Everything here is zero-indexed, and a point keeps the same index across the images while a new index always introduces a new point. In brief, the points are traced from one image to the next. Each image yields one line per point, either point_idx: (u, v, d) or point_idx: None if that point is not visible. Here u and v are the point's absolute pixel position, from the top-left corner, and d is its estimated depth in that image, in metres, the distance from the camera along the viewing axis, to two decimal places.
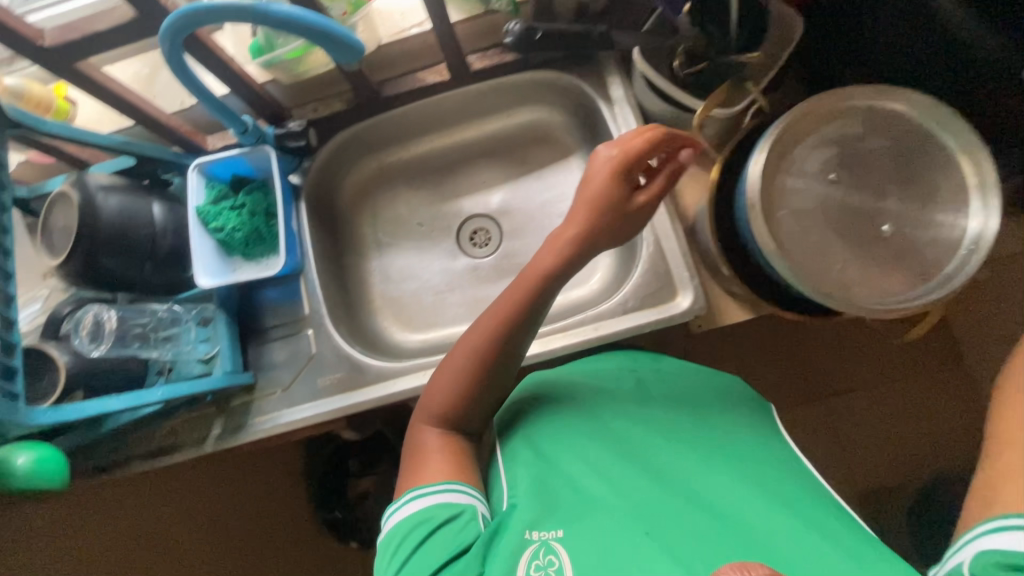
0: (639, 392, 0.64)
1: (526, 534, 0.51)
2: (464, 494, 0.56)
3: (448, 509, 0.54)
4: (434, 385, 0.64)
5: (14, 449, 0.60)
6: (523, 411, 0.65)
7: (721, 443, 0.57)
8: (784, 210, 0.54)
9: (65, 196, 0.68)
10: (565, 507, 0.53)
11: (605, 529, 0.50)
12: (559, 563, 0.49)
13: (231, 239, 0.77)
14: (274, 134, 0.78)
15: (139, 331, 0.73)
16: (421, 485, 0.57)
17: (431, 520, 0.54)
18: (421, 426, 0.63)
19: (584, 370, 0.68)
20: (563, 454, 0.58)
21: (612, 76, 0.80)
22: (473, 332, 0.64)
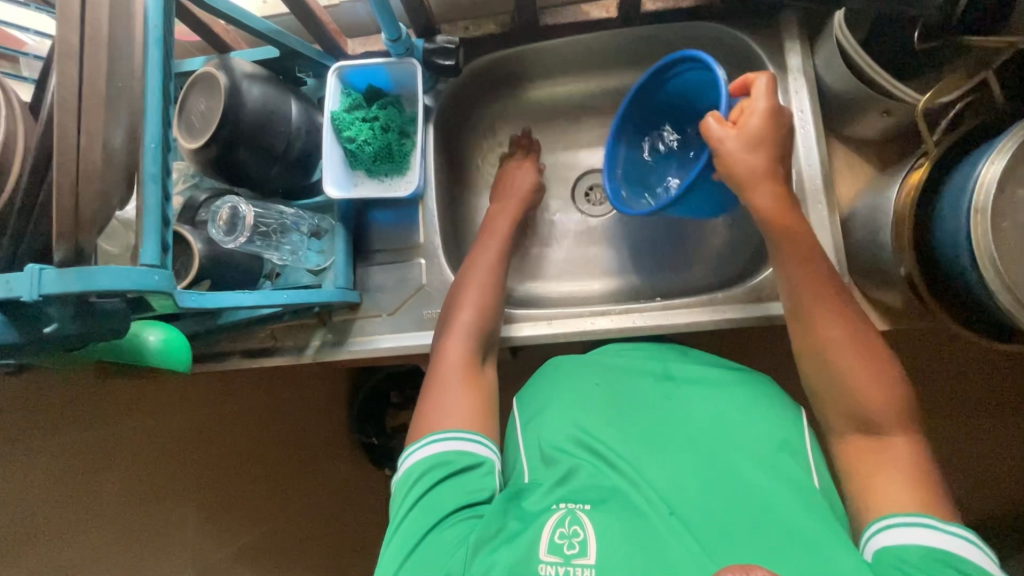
0: (662, 387, 0.65)
1: (554, 505, 0.53)
2: (471, 442, 0.59)
3: (467, 456, 0.58)
4: (456, 303, 0.70)
5: (144, 325, 0.56)
6: (549, 387, 0.68)
7: (735, 446, 0.57)
8: (1008, 222, 0.49)
9: (209, 78, 0.64)
10: (588, 491, 0.54)
11: (626, 514, 0.51)
12: (583, 535, 0.49)
13: (360, 152, 0.74)
14: (422, 48, 0.76)
15: (264, 230, 0.70)
16: (437, 431, 0.60)
17: (448, 465, 0.57)
18: (446, 339, 0.68)
19: (604, 373, 0.67)
20: (594, 429, 0.60)
21: (792, 43, 0.73)
22: (486, 261, 0.74)
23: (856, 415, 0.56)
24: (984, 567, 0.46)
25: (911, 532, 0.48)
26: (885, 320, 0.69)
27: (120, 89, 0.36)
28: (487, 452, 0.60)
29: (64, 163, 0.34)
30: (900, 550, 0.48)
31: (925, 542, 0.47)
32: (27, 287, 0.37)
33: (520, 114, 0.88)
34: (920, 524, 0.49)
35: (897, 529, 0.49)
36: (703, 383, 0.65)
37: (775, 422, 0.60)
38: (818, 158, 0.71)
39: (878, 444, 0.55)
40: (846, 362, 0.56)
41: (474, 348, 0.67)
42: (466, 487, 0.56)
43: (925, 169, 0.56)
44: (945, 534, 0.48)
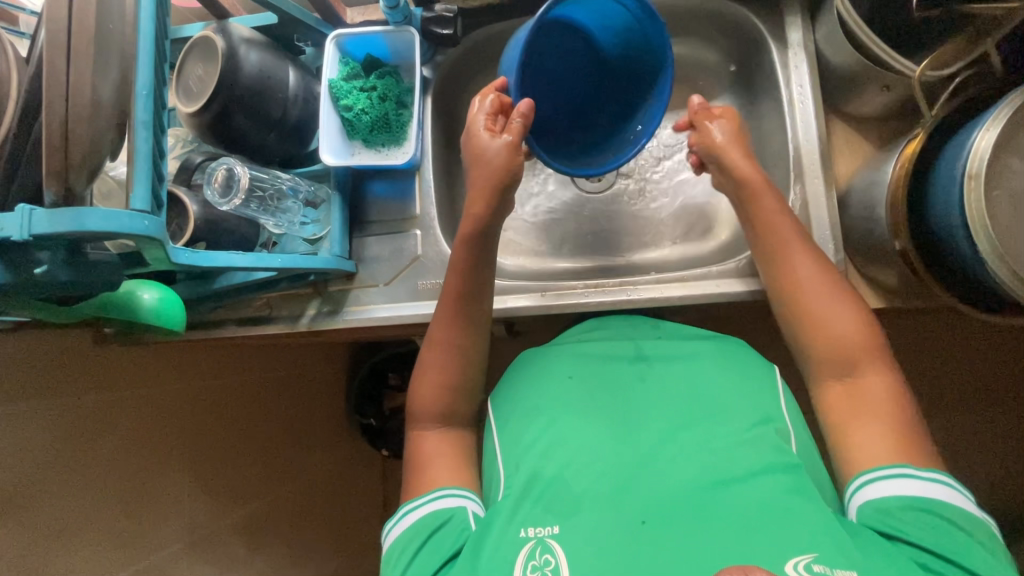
0: (638, 372, 0.66)
1: (522, 533, 0.51)
2: (426, 503, 0.58)
3: (434, 516, 0.57)
4: (427, 360, 0.68)
5: (139, 284, 0.57)
6: (527, 376, 0.68)
7: (711, 426, 0.58)
8: (1000, 190, 0.49)
9: (206, 41, 0.65)
10: (559, 503, 0.53)
11: (596, 522, 0.50)
12: (555, 563, 0.48)
13: (358, 121, 0.74)
14: (420, 18, 0.76)
15: (261, 194, 0.71)
16: (404, 507, 0.60)
17: (418, 533, 0.56)
18: (419, 393, 0.67)
19: (575, 365, 0.67)
20: (565, 436, 0.59)
21: (793, 17, 0.72)
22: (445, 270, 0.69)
23: (833, 361, 0.58)
24: (961, 504, 0.50)
25: (903, 487, 0.50)
26: (880, 298, 0.69)
27: (110, 33, 0.36)
28: (461, 500, 0.59)
29: (53, 103, 0.35)
30: (886, 502, 0.50)
31: (911, 494, 0.50)
32: (17, 226, 0.38)
33: None
34: (902, 476, 0.51)
35: (881, 482, 0.51)
36: (683, 361, 0.66)
37: (757, 395, 0.61)
38: (815, 135, 0.70)
39: (847, 385, 0.58)
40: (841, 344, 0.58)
41: (444, 398, 0.66)
42: (445, 540, 0.55)
43: (920, 140, 0.55)
44: (924, 483, 0.51)
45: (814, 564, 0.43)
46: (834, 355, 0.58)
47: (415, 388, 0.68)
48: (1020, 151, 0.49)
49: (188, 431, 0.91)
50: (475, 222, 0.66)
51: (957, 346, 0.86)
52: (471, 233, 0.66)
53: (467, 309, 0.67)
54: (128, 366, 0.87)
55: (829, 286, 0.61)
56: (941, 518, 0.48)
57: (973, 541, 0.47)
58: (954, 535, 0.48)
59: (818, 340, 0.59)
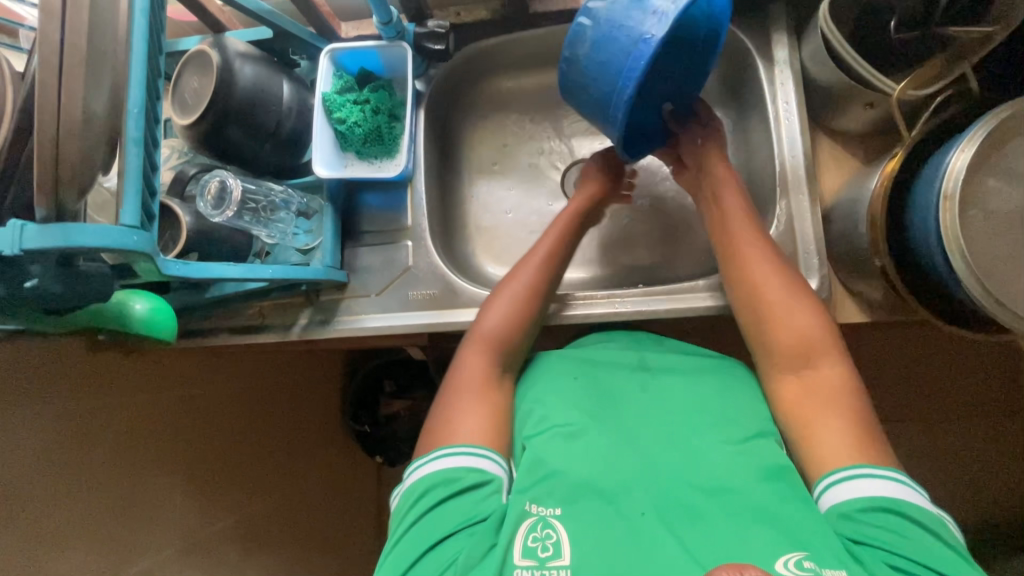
0: (641, 373, 0.67)
1: (527, 507, 0.53)
2: (450, 456, 0.57)
3: (456, 472, 0.56)
4: (491, 307, 0.69)
5: (130, 294, 0.58)
6: (532, 373, 0.69)
7: (709, 431, 0.59)
8: (976, 209, 0.50)
9: (201, 55, 0.66)
10: (562, 487, 0.54)
11: (595, 514, 0.52)
12: (555, 537, 0.51)
13: (351, 133, 0.76)
14: (413, 33, 0.77)
15: (253, 206, 0.72)
16: (430, 455, 0.58)
17: (439, 488, 0.55)
18: (467, 352, 0.67)
19: (581, 363, 0.68)
20: (570, 426, 0.60)
21: (779, 35, 0.74)
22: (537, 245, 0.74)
23: (796, 348, 0.59)
24: (919, 501, 0.51)
25: (864, 487, 0.51)
26: (864, 312, 0.70)
27: (102, 53, 0.38)
28: (491, 467, 0.57)
29: (45, 121, 0.36)
30: (848, 505, 0.50)
31: (872, 495, 0.50)
32: (8, 241, 0.39)
33: (512, 101, 0.89)
34: (864, 476, 0.52)
35: (841, 485, 0.52)
36: (682, 370, 0.67)
37: (751, 404, 0.62)
38: (801, 151, 0.71)
39: (811, 383, 0.58)
40: (823, 359, 0.58)
41: (494, 360, 0.67)
42: (464, 508, 0.54)
43: (900, 159, 0.56)
44: (883, 481, 0.51)
45: (804, 564, 0.46)
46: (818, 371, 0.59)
47: (469, 344, 0.67)
48: (995, 171, 0.50)
49: (189, 433, 0.92)
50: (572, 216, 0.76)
51: (942, 359, 0.87)
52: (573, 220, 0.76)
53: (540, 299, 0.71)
54: (123, 371, 0.88)
55: (792, 289, 0.62)
56: (903, 514, 0.49)
57: (931, 538, 0.48)
58: (916, 535, 0.48)
59: (799, 356, 0.60)
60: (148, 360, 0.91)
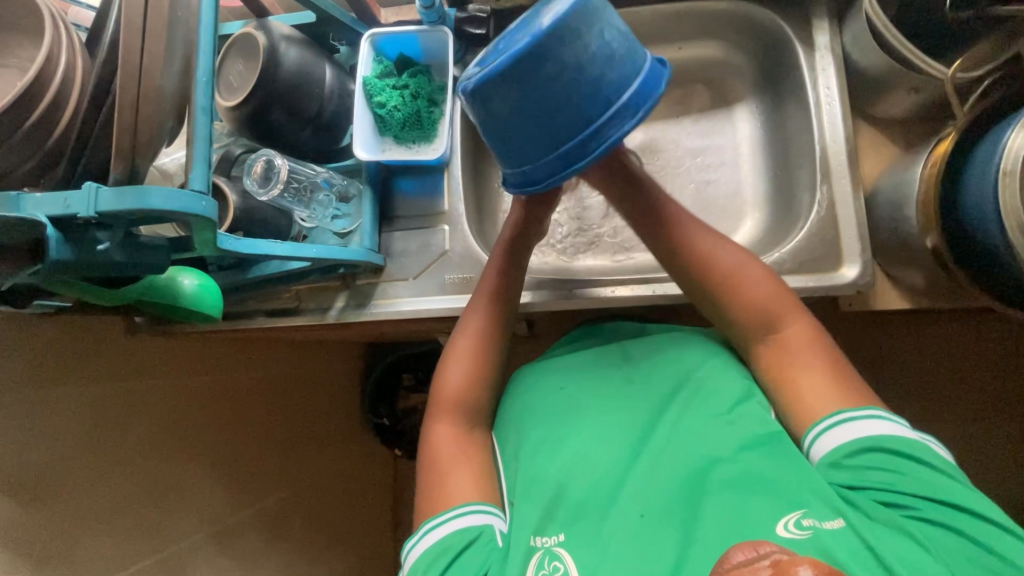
0: (625, 366, 0.67)
1: (532, 541, 0.52)
2: (436, 527, 0.56)
3: (452, 536, 0.55)
4: (449, 370, 0.68)
5: (178, 270, 0.60)
6: (518, 385, 0.70)
7: (698, 411, 0.58)
8: None
9: (249, 38, 0.67)
10: (564, 507, 0.54)
11: (597, 529, 0.52)
12: (564, 569, 0.50)
13: (390, 118, 0.76)
14: (454, 18, 0.78)
15: (296, 186, 0.73)
16: (421, 527, 0.58)
17: (441, 556, 0.54)
18: (438, 417, 0.65)
19: (568, 372, 0.68)
20: (561, 437, 0.60)
21: (821, 21, 0.74)
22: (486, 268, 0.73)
23: (757, 316, 0.61)
24: (905, 434, 0.51)
25: (846, 432, 0.51)
26: (906, 298, 0.69)
27: (179, 19, 0.38)
28: (487, 516, 0.57)
29: (127, 82, 0.36)
30: (839, 450, 0.51)
31: (854, 438, 0.51)
32: (85, 204, 0.40)
33: None
34: (844, 423, 0.52)
35: (830, 431, 0.52)
36: (668, 348, 0.67)
37: (730, 372, 0.61)
38: (843, 136, 0.71)
39: (786, 342, 0.59)
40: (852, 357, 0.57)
41: (471, 391, 0.66)
42: (471, 562, 0.53)
43: (948, 140, 0.58)
44: (867, 424, 0.52)
45: (802, 519, 0.47)
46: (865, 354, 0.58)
47: (433, 413, 0.66)
48: None
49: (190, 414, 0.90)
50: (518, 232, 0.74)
51: (976, 349, 0.87)
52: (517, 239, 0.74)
53: (503, 281, 0.72)
54: (110, 351, 0.83)
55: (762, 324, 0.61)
56: (887, 455, 0.50)
57: (924, 466, 0.48)
58: (907, 467, 0.49)
59: None
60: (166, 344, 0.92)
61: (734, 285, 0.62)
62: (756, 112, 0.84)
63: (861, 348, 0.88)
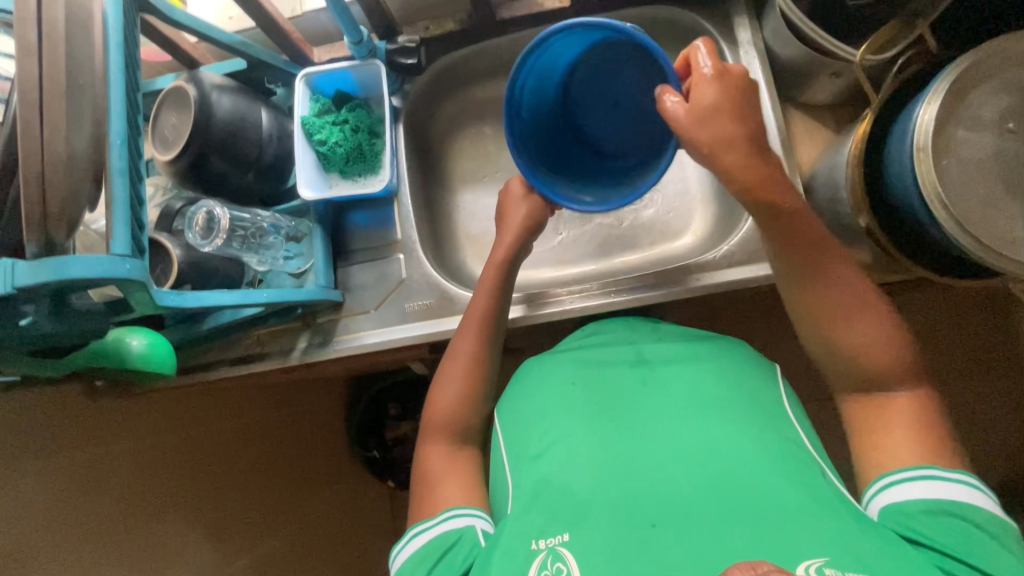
0: (641, 372, 0.65)
1: (534, 544, 0.50)
2: (423, 531, 0.58)
3: (443, 535, 0.57)
4: (441, 386, 0.68)
5: (127, 330, 0.58)
6: (523, 388, 0.68)
7: (717, 425, 0.57)
8: (950, 158, 0.51)
9: (181, 91, 0.67)
10: (567, 509, 0.52)
11: (608, 529, 0.49)
12: (566, 571, 0.48)
13: (333, 154, 0.76)
14: (385, 50, 0.78)
15: (241, 233, 0.73)
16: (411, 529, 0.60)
17: (432, 552, 0.56)
18: (433, 435, 0.66)
19: (579, 370, 0.67)
20: (567, 439, 0.59)
21: (741, 17, 0.76)
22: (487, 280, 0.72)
23: (855, 377, 0.56)
24: (986, 509, 0.48)
25: (923, 489, 0.49)
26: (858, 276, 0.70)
27: (79, 87, 0.38)
28: (469, 519, 0.58)
29: (27, 157, 0.36)
30: (909, 503, 0.49)
31: (931, 496, 0.49)
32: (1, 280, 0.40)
33: (487, 109, 0.91)
34: (925, 476, 0.50)
35: (903, 482, 0.50)
36: (687, 363, 0.65)
37: (753, 394, 0.61)
38: (775, 127, 0.73)
39: (883, 410, 0.54)
40: (867, 354, 0.55)
41: (462, 402, 0.67)
42: (454, 562, 0.54)
43: (868, 122, 0.57)
44: (949, 485, 0.49)
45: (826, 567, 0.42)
46: (867, 346, 0.55)
47: (426, 435, 0.67)
48: (965, 119, 0.51)
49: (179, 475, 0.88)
50: (501, 252, 0.72)
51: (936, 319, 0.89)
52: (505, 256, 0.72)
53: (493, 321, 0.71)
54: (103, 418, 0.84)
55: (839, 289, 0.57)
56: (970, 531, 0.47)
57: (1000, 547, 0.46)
58: (980, 540, 0.46)
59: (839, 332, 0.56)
60: (147, 404, 0.90)
61: (862, 344, 0.55)
62: None
63: None
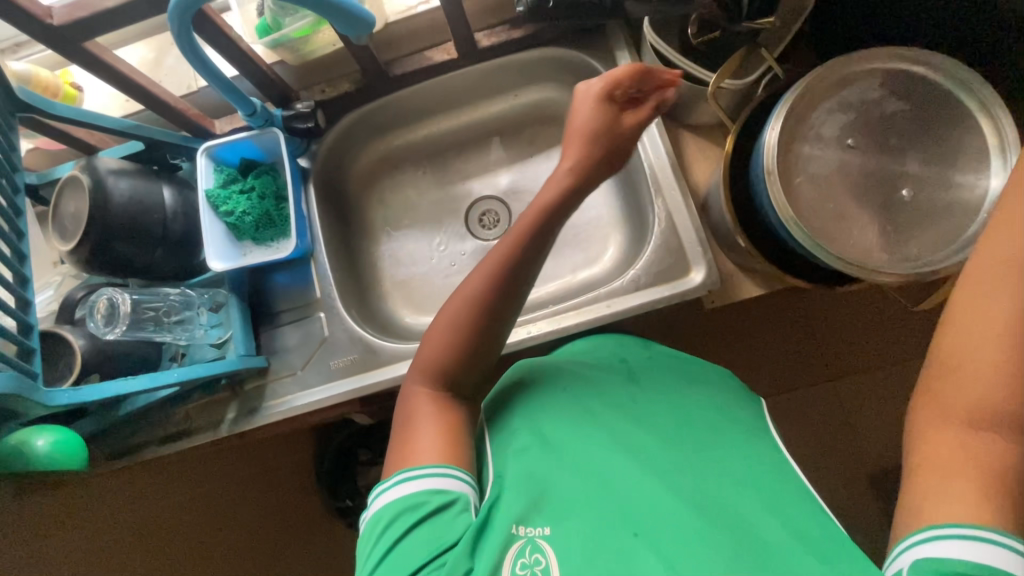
0: (632, 382, 0.64)
1: (514, 529, 0.49)
2: (406, 484, 0.52)
3: (433, 498, 0.51)
4: (431, 341, 0.61)
5: (32, 431, 0.58)
6: (512, 390, 0.65)
7: (702, 440, 0.56)
8: (801, 176, 0.55)
9: (76, 180, 0.68)
10: (551, 503, 0.51)
11: (590, 531, 0.48)
12: (545, 562, 0.47)
13: (242, 223, 0.77)
14: (282, 117, 0.79)
15: (153, 315, 0.73)
16: (409, 467, 0.53)
17: (419, 508, 0.51)
18: (417, 392, 0.59)
19: (571, 373, 0.65)
20: (564, 440, 0.56)
21: (621, 52, 0.80)
22: (501, 249, 0.61)
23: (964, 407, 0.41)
24: None
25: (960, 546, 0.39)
26: (759, 286, 0.73)
27: None
28: (461, 484, 0.52)
29: None
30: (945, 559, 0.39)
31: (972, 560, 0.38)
32: None
33: (403, 158, 0.94)
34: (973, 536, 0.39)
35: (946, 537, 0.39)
36: (678, 379, 0.64)
37: (744, 415, 0.60)
38: (665, 152, 0.76)
39: (966, 440, 0.41)
40: (965, 370, 0.41)
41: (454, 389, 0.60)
42: (416, 549, 0.49)
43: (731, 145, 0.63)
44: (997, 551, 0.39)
45: None
46: (965, 365, 0.41)
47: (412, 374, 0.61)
48: (809, 139, 0.55)
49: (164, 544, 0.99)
50: (544, 197, 0.62)
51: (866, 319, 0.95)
52: (538, 211, 0.61)
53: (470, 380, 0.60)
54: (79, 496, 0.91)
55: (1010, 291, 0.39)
56: None
57: None
58: None
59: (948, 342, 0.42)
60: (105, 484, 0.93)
61: (972, 372, 0.40)
62: None
63: (772, 322, 0.96)
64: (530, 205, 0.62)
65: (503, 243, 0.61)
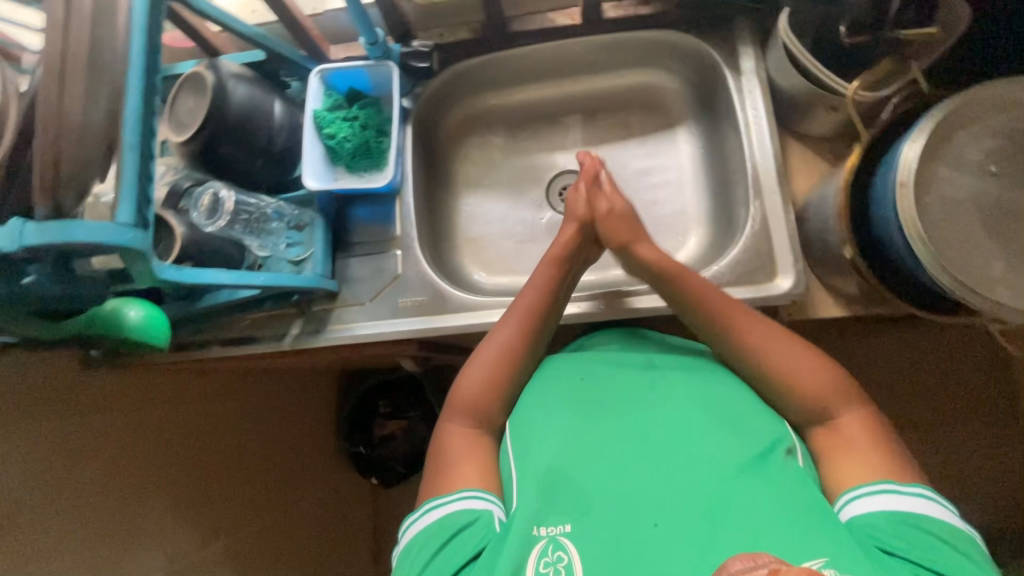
0: (650, 375, 0.65)
1: (535, 531, 0.51)
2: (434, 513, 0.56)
3: (460, 516, 0.54)
4: (468, 373, 0.65)
5: (126, 301, 0.57)
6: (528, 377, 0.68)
7: (726, 435, 0.56)
8: (931, 196, 0.53)
9: (197, 78, 0.68)
10: (569, 498, 0.53)
11: (606, 527, 0.50)
12: (567, 560, 0.49)
13: (341, 148, 0.79)
14: (398, 52, 0.81)
15: (245, 217, 0.74)
16: (439, 495, 0.57)
17: (446, 530, 0.54)
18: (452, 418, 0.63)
19: (585, 366, 0.67)
20: (580, 435, 0.58)
21: (744, 47, 0.78)
22: (529, 292, 0.71)
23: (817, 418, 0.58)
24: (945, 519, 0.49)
25: (874, 501, 0.50)
26: (843, 307, 0.71)
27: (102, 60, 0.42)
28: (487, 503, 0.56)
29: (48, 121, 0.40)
30: (874, 517, 0.49)
31: (884, 507, 0.50)
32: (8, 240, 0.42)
33: (497, 119, 0.94)
34: (884, 491, 0.51)
35: (864, 496, 0.51)
36: (703, 377, 0.63)
37: (767, 418, 0.59)
38: (772, 154, 0.74)
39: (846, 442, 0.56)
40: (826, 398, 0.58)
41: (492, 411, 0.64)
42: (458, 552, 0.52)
43: (856, 157, 0.61)
44: (905, 497, 0.50)
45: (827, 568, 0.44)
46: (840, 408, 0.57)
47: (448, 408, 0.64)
48: (947, 160, 0.53)
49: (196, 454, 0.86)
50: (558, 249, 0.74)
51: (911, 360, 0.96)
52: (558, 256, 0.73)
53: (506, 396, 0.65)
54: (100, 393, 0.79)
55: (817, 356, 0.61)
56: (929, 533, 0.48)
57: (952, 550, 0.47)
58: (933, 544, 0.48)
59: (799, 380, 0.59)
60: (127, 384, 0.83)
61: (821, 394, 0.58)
62: (695, 132, 0.88)
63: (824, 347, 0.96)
64: (542, 260, 0.74)
65: (528, 287, 0.71)
